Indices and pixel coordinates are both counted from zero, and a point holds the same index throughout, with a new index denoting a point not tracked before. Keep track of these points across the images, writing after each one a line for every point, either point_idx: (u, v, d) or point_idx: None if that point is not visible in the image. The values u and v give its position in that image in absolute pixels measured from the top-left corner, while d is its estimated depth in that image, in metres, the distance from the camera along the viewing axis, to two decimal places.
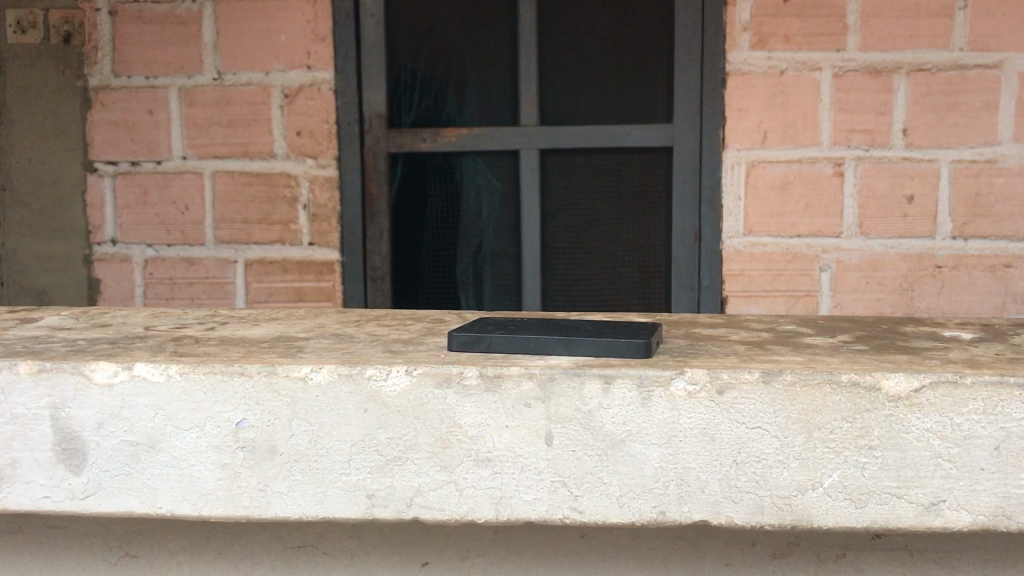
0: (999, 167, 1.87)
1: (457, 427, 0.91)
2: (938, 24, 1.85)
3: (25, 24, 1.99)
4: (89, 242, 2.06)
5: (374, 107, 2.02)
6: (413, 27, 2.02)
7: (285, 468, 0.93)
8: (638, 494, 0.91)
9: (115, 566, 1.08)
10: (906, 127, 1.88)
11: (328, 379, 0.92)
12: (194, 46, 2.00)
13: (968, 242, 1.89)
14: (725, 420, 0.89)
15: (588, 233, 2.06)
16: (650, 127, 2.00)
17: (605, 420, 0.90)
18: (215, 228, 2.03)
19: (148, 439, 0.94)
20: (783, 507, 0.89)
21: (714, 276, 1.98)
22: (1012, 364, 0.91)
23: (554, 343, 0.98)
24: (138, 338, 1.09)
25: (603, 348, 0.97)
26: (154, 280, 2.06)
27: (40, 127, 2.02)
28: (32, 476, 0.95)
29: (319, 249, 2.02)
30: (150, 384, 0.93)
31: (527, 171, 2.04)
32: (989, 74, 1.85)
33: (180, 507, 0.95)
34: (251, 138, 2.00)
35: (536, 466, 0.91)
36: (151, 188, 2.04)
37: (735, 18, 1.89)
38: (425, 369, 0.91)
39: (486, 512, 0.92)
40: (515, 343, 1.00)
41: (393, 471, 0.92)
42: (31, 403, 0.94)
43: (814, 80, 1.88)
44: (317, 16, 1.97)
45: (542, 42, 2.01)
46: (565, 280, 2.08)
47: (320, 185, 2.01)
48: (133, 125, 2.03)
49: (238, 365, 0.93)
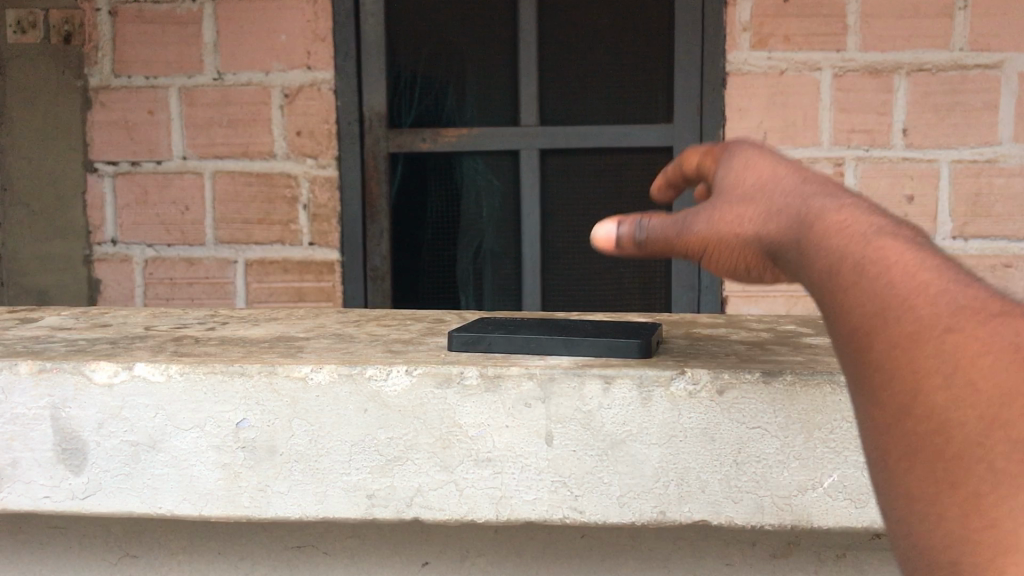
0: (999, 166, 1.87)
1: (457, 426, 0.91)
2: (938, 24, 1.85)
3: (25, 24, 1.99)
4: (89, 242, 2.06)
5: (374, 107, 2.02)
6: (413, 27, 2.02)
7: (285, 468, 0.93)
8: (639, 494, 0.91)
9: (115, 566, 1.08)
10: (906, 127, 1.88)
11: (328, 379, 0.91)
12: (194, 45, 2.00)
13: (968, 242, 1.89)
14: (725, 420, 0.89)
15: (588, 233, 2.06)
16: (650, 127, 1.99)
17: (605, 420, 0.90)
18: (216, 228, 2.03)
19: (148, 439, 0.94)
20: (783, 507, 0.90)
21: (714, 276, 1.99)
22: None
23: (554, 344, 0.98)
24: (138, 338, 1.09)
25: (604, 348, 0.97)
26: (155, 280, 2.06)
27: (40, 127, 2.02)
28: (33, 476, 0.95)
29: (319, 249, 2.02)
30: (150, 384, 0.93)
31: (527, 171, 2.03)
32: (989, 74, 1.85)
33: (180, 507, 0.95)
34: (251, 138, 2.00)
35: (536, 466, 0.91)
36: (151, 188, 2.04)
37: (735, 18, 1.89)
38: (425, 369, 0.91)
39: (486, 512, 0.92)
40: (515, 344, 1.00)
41: (394, 471, 0.92)
42: (30, 403, 0.94)
43: (814, 80, 1.88)
44: (317, 16, 1.96)
45: (542, 42, 2.01)
46: (565, 280, 2.08)
47: (320, 185, 2.01)
48: (133, 125, 2.02)
49: (238, 365, 0.92)
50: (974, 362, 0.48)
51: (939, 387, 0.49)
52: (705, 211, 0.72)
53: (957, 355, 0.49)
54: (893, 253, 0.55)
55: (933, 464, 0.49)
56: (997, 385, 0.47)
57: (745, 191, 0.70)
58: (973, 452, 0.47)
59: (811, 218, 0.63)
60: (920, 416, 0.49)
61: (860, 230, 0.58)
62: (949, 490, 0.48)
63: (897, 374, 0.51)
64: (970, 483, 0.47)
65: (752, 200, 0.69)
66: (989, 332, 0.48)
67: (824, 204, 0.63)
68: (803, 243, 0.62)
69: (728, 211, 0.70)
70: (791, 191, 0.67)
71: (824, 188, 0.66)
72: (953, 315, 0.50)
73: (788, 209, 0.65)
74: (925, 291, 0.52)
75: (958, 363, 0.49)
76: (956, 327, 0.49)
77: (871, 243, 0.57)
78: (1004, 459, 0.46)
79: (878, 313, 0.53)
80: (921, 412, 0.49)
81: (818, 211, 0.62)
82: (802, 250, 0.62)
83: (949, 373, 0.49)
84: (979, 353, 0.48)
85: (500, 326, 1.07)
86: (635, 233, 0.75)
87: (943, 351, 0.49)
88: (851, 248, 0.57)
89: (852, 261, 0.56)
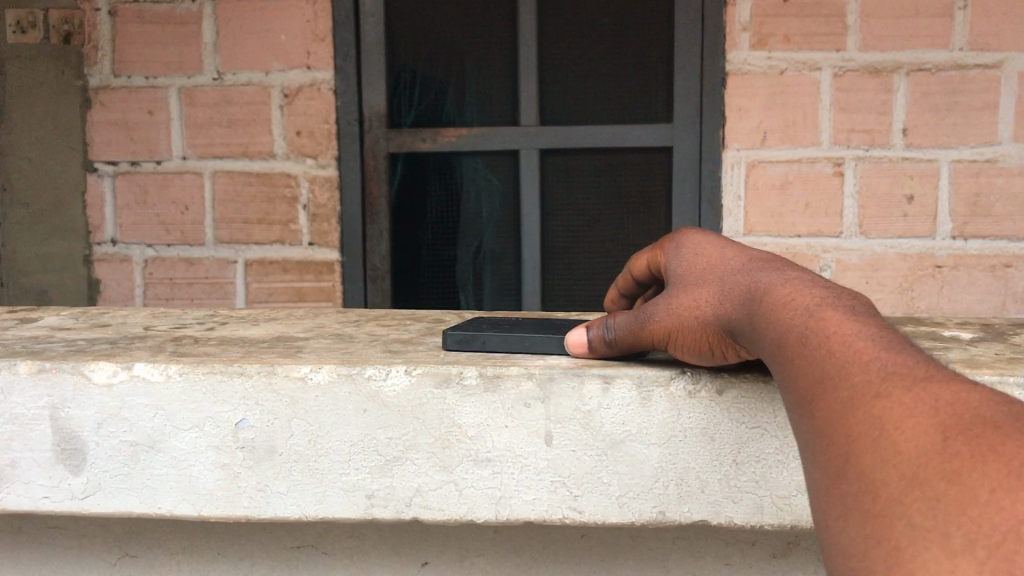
0: (999, 166, 1.87)
1: (457, 427, 0.91)
2: (938, 24, 1.85)
3: (25, 24, 1.98)
4: (89, 242, 2.06)
5: (374, 107, 2.02)
6: (413, 27, 2.02)
7: (284, 468, 0.93)
8: (638, 494, 0.91)
9: (115, 566, 1.08)
10: (906, 127, 1.88)
11: (328, 379, 0.91)
12: (194, 46, 2.00)
13: (968, 241, 1.90)
14: (724, 420, 0.88)
15: (588, 233, 2.06)
16: (650, 127, 1.99)
17: (605, 420, 0.90)
18: (216, 228, 2.03)
19: (148, 439, 0.94)
20: (783, 507, 0.90)
21: None
22: (1012, 364, 0.91)
23: (551, 343, 0.98)
24: (138, 338, 1.09)
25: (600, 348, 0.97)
26: (154, 280, 2.06)
27: (40, 127, 2.01)
28: (33, 476, 0.95)
29: (319, 249, 2.02)
30: (149, 384, 0.93)
31: (527, 171, 2.03)
32: (989, 74, 1.85)
33: (180, 507, 0.95)
34: (251, 138, 2.01)
35: (536, 466, 0.91)
36: (151, 188, 2.04)
37: (735, 18, 1.89)
38: (425, 369, 0.91)
39: (486, 512, 0.93)
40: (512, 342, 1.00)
41: (393, 471, 0.92)
42: (30, 403, 0.94)
43: (814, 80, 1.88)
44: (317, 16, 1.96)
45: (542, 43, 2.01)
46: (565, 280, 2.08)
47: (320, 185, 2.01)
48: (133, 125, 2.02)
49: (237, 365, 0.92)
50: (899, 425, 0.57)
51: (868, 452, 0.57)
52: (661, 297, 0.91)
53: (883, 420, 0.58)
54: (822, 326, 0.69)
55: (862, 514, 0.56)
56: (911, 443, 0.55)
57: (699, 274, 0.90)
58: (894, 510, 0.54)
59: (750, 297, 0.81)
60: (856, 477, 0.57)
61: (805, 314, 0.72)
62: (875, 539, 0.54)
63: (840, 444, 0.60)
64: (890, 536, 0.53)
65: (705, 280, 0.89)
66: (910, 400, 0.58)
67: (762, 283, 0.81)
68: (749, 316, 0.79)
69: (685, 296, 0.88)
70: (731, 271, 0.87)
71: (763, 272, 0.83)
72: (883, 385, 0.60)
73: (738, 286, 0.84)
74: (862, 362, 0.63)
75: (883, 429, 0.57)
76: (884, 395, 0.59)
77: (816, 327, 0.70)
78: (915, 510, 0.52)
79: (826, 387, 0.64)
80: (857, 475, 0.57)
81: (758, 291, 0.80)
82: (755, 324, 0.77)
83: (875, 439, 0.57)
84: (902, 419, 0.57)
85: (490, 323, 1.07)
86: (605, 333, 0.93)
87: (875, 418, 0.58)
88: (792, 327, 0.72)
89: (797, 335, 0.70)
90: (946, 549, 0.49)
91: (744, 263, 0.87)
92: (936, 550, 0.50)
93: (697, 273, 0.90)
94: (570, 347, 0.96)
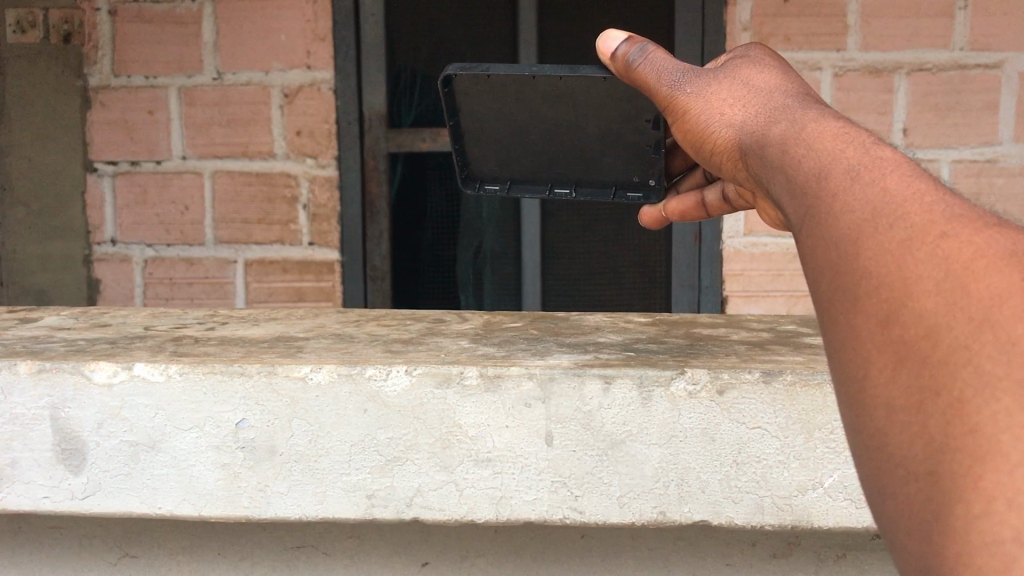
0: (999, 166, 1.88)
1: (457, 427, 0.91)
2: (939, 24, 1.85)
3: (25, 23, 1.98)
4: (89, 242, 2.05)
5: (374, 107, 2.01)
6: (414, 27, 2.03)
7: (285, 468, 0.93)
8: (639, 494, 0.91)
9: (115, 567, 1.08)
10: (906, 127, 1.88)
11: (328, 379, 0.91)
12: (194, 45, 1.99)
13: None
14: (725, 420, 0.89)
15: (588, 233, 2.08)
16: None
17: (605, 420, 0.90)
18: (216, 228, 2.03)
19: (148, 439, 0.93)
20: (783, 507, 0.90)
21: (714, 275, 2.00)
22: None
23: (559, 70, 1.11)
24: (138, 338, 1.09)
25: (601, 82, 1.11)
26: (154, 280, 2.06)
27: (39, 127, 2.01)
28: (33, 476, 0.95)
29: (319, 249, 2.02)
30: (149, 384, 0.93)
31: None
32: (990, 74, 1.85)
33: (180, 507, 0.95)
34: (250, 138, 2.00)
35: (536, 466, 0.91)
36: (150, 188, 2.03)
37: (736, 18, 1.88)
38: (425, 369, 0.90)
39: (485, 512, 0.92)
40: (515, 76, 1.13)
41: (393, 471, 0.92)
42: (30, 403, 0.94)
43: (814, 80, 1.88)
44: (317, 16, 1.96)
45: (542, 42, 2.01)
46: (565, 280, 2.09)
47: (320, 184, 2.00)
48: (133, 125, 2.02)
49: (238, 365, 0.92)
50: (971, 269, 0.45)
51: (928, 293, 0.45)
52: (692, 79, 0.87)
53: (948, 261, 0.46)
54: (880, 161, 0.54)
55: (915, 362, 0.44)
56: (988, 286, 0.44)
57: (748, 83, 0.79)
58: (958, 357, 0.43)
59: (780, 121, 0.69)
60: (908, 320, 0.45)
61: (858, 147, 0.57)
62: (932, 393, 0.43)
63: (882, 276, 0.48)
64: (952, 386, 0.42)
65: (750, 94, 0.78)
66: (985, 242, 0.46)
67: (801, 116, 0.67)
68: (780, 141, 0.65)
69: (727, 109, 0.79)
70: (770, 90, 0.76)
71: (809, 103, 0.71)
72: (948, 225, 0.48)
73: (772, 105, 0.73)
74: (921, 202, 0.50)
75: (948, 271, 0.45)
76: (951, 235, 0.47)
77: (872, 163, 0.54)
78: (986, 356, 0.42)
79: (869, 226, 0.50)
80: (909, 319, 0.45)
81: (794, 122, 0.66)
82: (782, 150, 0.64)
83: (940, 279, 0.45)
84: (972, 259, 0.45)
85: (494, 113, 1.21)
86: (634, 53, 0.96)
87: (936, 258, 0.46)
88: (840, 160, 0.56)
89: (844, 168, 0.55)
90: (1019, 401, 0.40)
91: (791, 87, 0.75)
92: (1008, 401, 0.41)
93: (735, 79, 0.82)
94: (601, 39, 1.00)
